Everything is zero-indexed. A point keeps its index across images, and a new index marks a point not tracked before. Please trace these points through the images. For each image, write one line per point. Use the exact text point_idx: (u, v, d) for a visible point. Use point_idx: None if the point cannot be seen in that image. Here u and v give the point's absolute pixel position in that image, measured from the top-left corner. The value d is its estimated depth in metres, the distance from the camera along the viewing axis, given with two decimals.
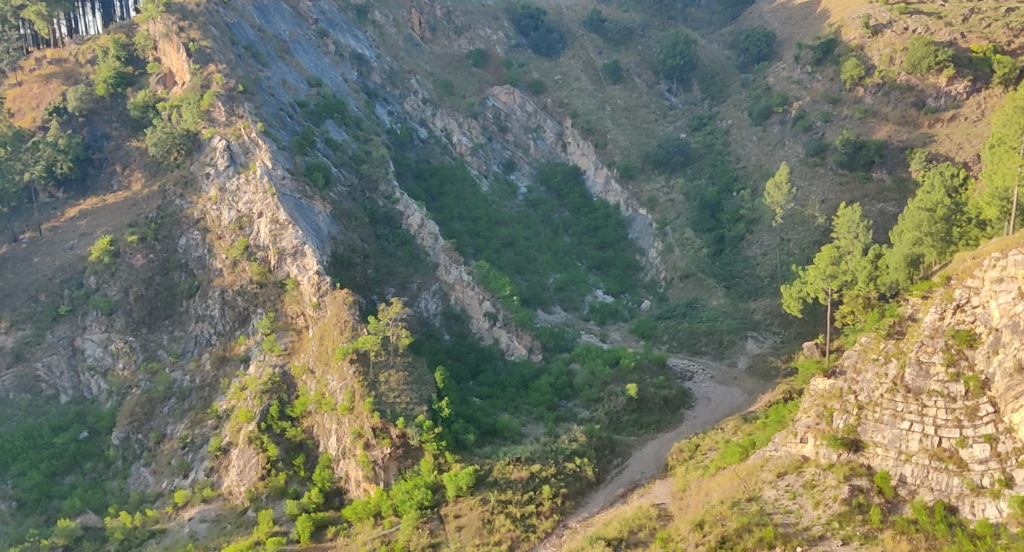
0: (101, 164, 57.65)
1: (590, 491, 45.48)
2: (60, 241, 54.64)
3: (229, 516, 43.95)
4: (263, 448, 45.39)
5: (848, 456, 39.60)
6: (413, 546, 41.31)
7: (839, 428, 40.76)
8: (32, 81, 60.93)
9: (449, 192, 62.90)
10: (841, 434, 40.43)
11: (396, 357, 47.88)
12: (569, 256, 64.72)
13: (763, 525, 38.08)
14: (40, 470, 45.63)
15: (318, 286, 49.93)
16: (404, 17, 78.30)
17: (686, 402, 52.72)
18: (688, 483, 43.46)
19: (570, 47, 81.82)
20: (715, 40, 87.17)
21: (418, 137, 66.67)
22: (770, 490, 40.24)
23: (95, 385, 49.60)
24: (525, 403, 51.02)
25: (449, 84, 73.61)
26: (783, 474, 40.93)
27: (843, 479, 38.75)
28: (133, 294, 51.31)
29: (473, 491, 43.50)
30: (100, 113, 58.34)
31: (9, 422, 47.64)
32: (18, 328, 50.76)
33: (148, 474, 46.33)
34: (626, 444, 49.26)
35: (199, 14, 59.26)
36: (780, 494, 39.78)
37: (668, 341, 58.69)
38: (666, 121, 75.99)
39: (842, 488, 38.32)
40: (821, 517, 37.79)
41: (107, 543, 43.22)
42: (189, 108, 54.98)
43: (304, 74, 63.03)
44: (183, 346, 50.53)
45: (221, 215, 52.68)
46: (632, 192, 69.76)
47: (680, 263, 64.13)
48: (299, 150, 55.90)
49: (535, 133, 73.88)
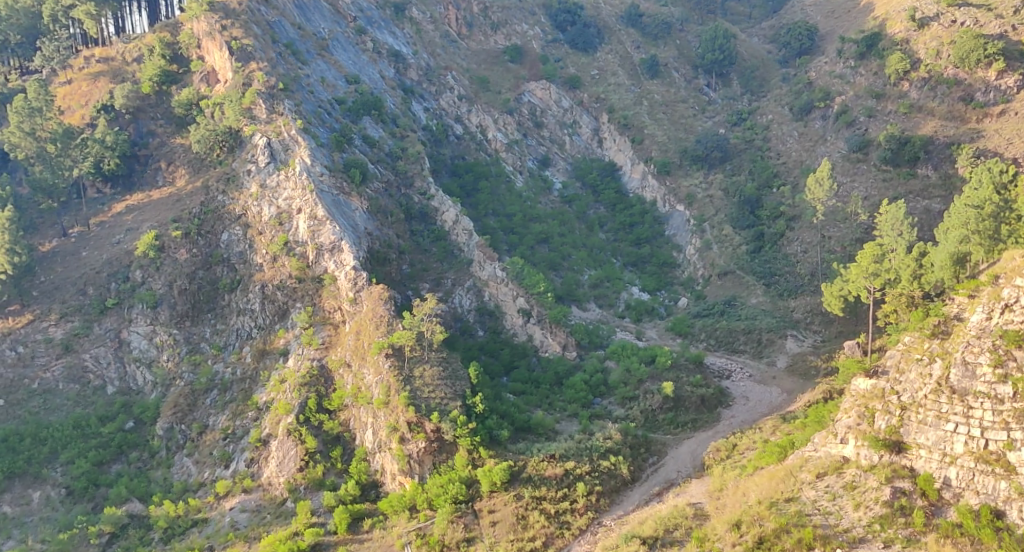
0: (146, 160, 58.76)
1: (625, 489, 45.39)
2: (107, 235, 56.04)
3: (268, 507, 44.75)
4: (301, 440, 46.08)
5: (890, 458, 38.99)
6: (448, 539, 41.67)
7: (880, 429, 40.13)
8: (81, 79, 62.16)
9: (484, 188, 63.18)
10: (883, 435, 39.81)
11: (430, 353, 48.25)
12: (604, 253, 64.43)
13: (802, 526, 37.62)
14: (88, 459, 46.98)
15: (355, 281, 50.47)
16: (441, 13, 78.79)
17: (724, 401, 52.30)
18: (725, 483, 43.13)
19: (607, 43, 81.43)
20: (756, 35, 85.93)
21: (454, 134, 66.94)
22: (810, 490, 39.73)
23: (141, 376, 50.90)
24: (560, 399, 51.02)
25: (485, 80, 73.72)
26: (822, 475, 40.44)
27: (884, 480, 38.20)
28: (177, 288, 52.40)
29: (508, 486, 43.74)
30: (146, 111, 59.49)
31: (58, 412, 49.12)
32: (67, 320, 52.25)
33: (191, 464, 47.25)
34: (663, 443, 48.98)
35: (241, 13, 60.24)
36: (820, 495, 39.27)
37: (704, 340, 58.13)
38: (705, 116, 75.22)
39: (885, 490, 37.75)
40: (861, 519, 37.24)
41: (151, 531, 44.26)
42: (232, 107, 55.96)
43: (342, 71, 63.59)
44: (225, 339, 51.41)
45: (261, 211, 53.32)
46: (669, 188, 69.17)
47: (718, 260, 63.59)
48: (337, 147, 56.46)
49: (571, 129, 73.77)
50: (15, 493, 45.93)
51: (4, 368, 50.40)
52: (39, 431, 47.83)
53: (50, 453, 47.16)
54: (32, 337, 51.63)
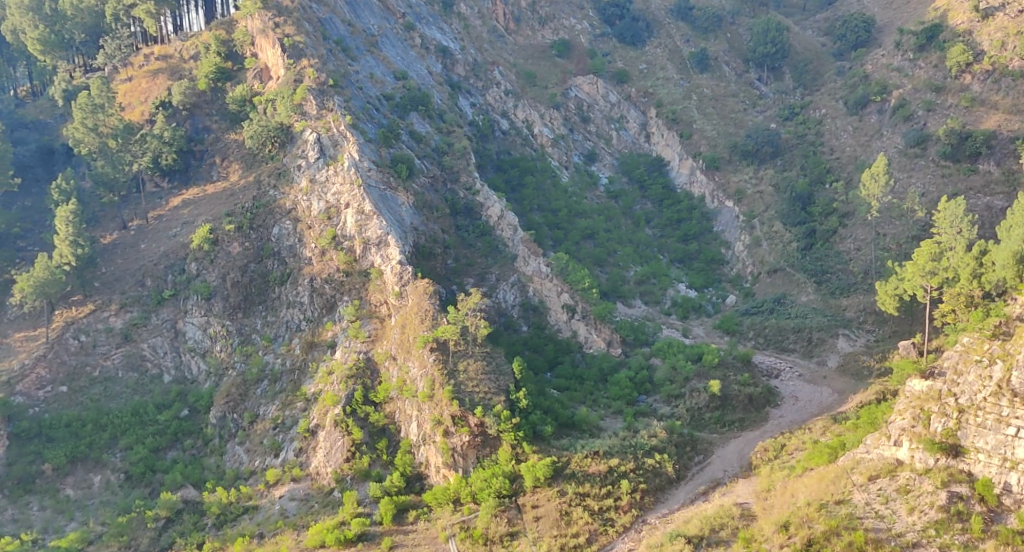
0: (202, 156, 60.09)
1: (670, 488, 45.14)
2: (165, 229, 57.62)
3: (316, 496, 45.60)
4: (348, 431, 46.82)
5: (947, 461, 37.97)
6: (491, 534, 41.99)
7: (936, 431, 39.14)
8: (141, 76, 63.88)
9: (530, 183, 63.17)
10: (939, 438, 38.78)
11: (475, 347, 48.53)
12: (651, 249, 64.00)
13: (852, 529, 36.89)
14: (145, 445, 48.63)
15: (400, 276, 50.98)
16: (489, 8, 78.71)
17: (772, 400, 51.59)
18: (774, 483, 42.62)
19: (656, 37, 80.69)
20: (809, 27, 83.95)
21: (500, 129, 67.09)
22: (860, 493, 38.92)
23: (195, 365, 52.33)
24: (604, 396, 50.94)
25: (532, 75, 73.43)
26: (875, 477, 39.63)
27: (940, 485, 37.25)
28: (230, 281, 53.53)
29: (551, 482, 43.87)
30: (202, 107, 60.89)
31: (118, 399, 50.86)
32: (127, 311, 53.95)
33: (242, 452, 48.40)
34: (709, 441, 48.54)
35: (294, 10, 61.24)
36: (871, 498, 38.44)
37: (753, 338, 57.33)
38: (756, 110, 73.98)
39: (940, 495, 36.83)
40: (915, 523, 36.40)
41: (204, 517, 45.51)
42: (284, 103, 56.90)
43: (391, 67, 64.21)
44: (275, 330, 52.31)
45: (311, 205, 54.14)
46: (718, 183, 68.28)
47: (768, 257, 62.66)
48: (384, 143, 57.10)
49: (618, 123, 73.40)
50: (77, 477, 47.74)
51: (67, 356, 52.25)
52: (100, 417, 49.67)
53: (110, 439, 48.99)
54: (93, 327, 53.44)
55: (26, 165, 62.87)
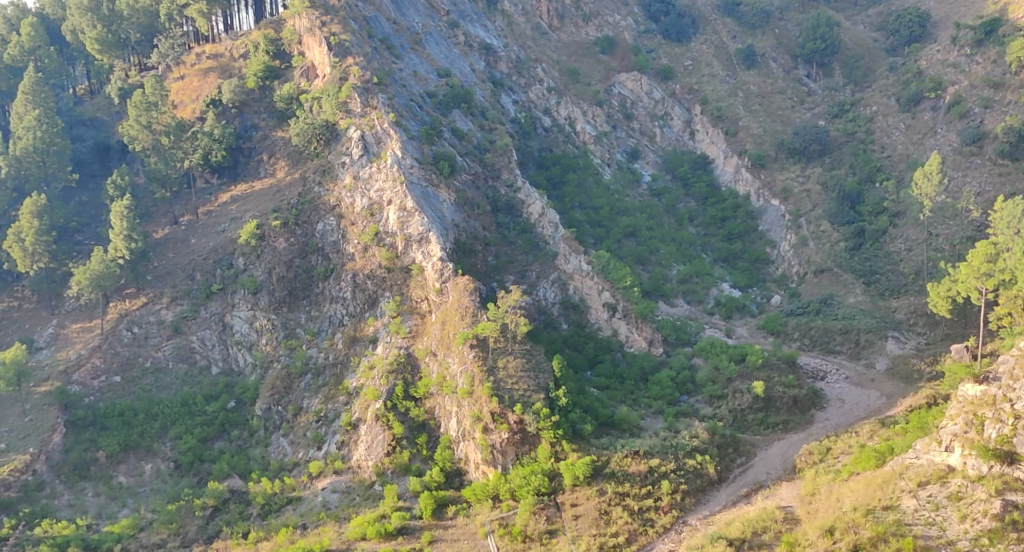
0: (250, 153, 61.23)
1: (711, 489, 44.67)
2: (214, 224, 58.83)
3: (357, 488, 46.17)
4: (389, 426, 47.31)
5: (1001, 469, 37.10)
6: (530, 531, 42.08)
7: (990, 438, 38.25)
8: (192, 75, 65.47)
9: (572, 180, 62.93)
10: (993, 444, 37.96)
11: (514, 344, 48.62)
12: (694, 247, 63.26)
13: (901, 535, 36.04)
14: (194, 435, 49.83)
15: (441, 272, 51.32)
16: (533, 5, 78.81)
17: (817, 403, 50.73)
18: (818, 487, 41.98)
19: (702, 33, 79.67)
20: (861, 22, 82.01)
21: (542, 126, 67.01)
22: (909, 499, 38.03)
23: (242, 358, 53.33)
24: (645, 395, 50.61)
25: (575, 71, 73.38)
26: (924, 483, 38.69)
27: (994, 493, 36.36)
28: (276, 275, 54.38)
29: (591, 481, 43.73)
30: (250, 105, 62.18)
31: (168, 390, 52.21)
32: (177, 304, 55.27)
33: (287, 444, 49.26)
34: (752, 443, 47.90)
35: (340, 9, 62.07)
36: (920, 504, 37.54)
37: (798, 339, 56.34)
38: (804, 107, 72.65)
39: (994, 503, 35.93)
40: (967, 531, 35.57)
41: (250, 507, 46.43)
42: (330, 100, 57.64)
43: (434, 65, 64.66)
44: (319, 325, 53.11)
45: (354, 202, 54.77)
46: (764, 181, 67.15)
47: (815, 257, 61.39)
48: (427, 140, 57.54)
49: (662, 121, 72.82)
50: (129, 464, 49.10)
51: (121, 347, 53.74)
52: (152, 407, 51.09)
53: (161, 428, 50.32)
54: (145, 319, 54.90)
55: (84, 160, 64.78)
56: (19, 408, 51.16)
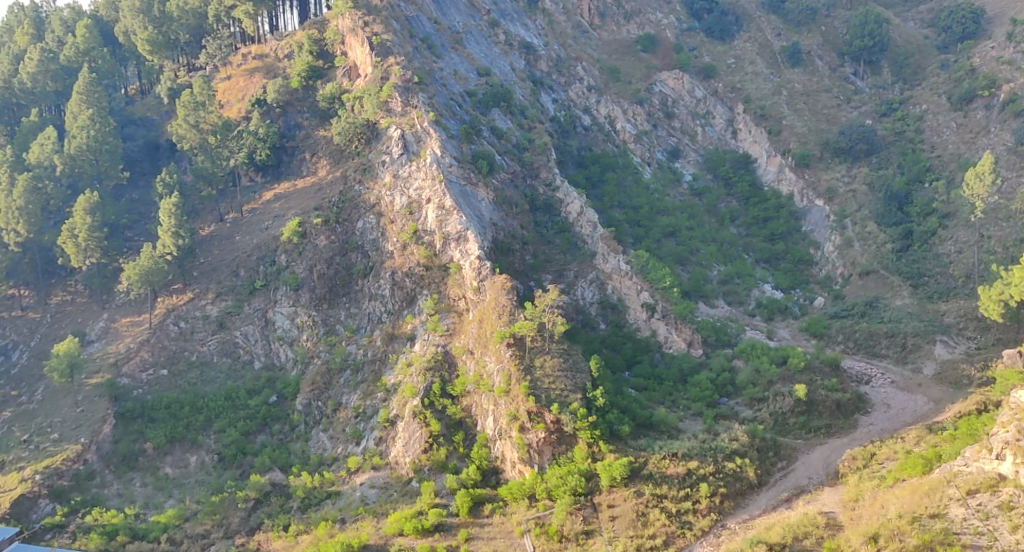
0: (293, 152, 62.03)
1: (751, 493, 44.08)
2: (257, 222, 59.80)
3: (395, 485, 46.58)
4: (426, 423, 47.58)
5: None
6: (566, 531, 41.96)
7: None
8: (239, 75, 66.72)
9: (611, 179, 62.63)
10: None
11: (552, 344, 48.52)
12: (735, 248, 62.43)
13: (948, 545, 35.31)
14: (237, 428, 50.75)
15: (479, 271, 51.47)
16: (574, 4, 78.72)
17: (861, 407, 49.69)
18: (862, 493, 41.31)
19: (746, 30, 78.53)
20: (911, 19, 80.13)
21: (582, 125, 66.81)
22: (958, 507, 37.11)
23: (283, 353, 54.09)
24: (683, 397, 50.09)
25: (616, 70, 73.22)
26: (973, 492, 37.62)
27: None
28: (317, 272, 55.11)
29: (628, 482, 43.46)
30: (294, 105, 62.98)
31: (213, 384, 53.26)
32: (222, 299, 56.32)
33: (326, 439, 49.90)
34: (793, 447, 47.10)
35: (383, 9, 62.70)
36: (969, 513, 36.65)
37: (842, 342, 55.30)
38: (851, 105, 71.15)
39: None
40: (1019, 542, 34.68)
41: (290, 500, 47.11)
42: (371, 100, 58.28)
43: (475, 64, 64.77)
44: (358, 322, 53.69)
45: (394, 200, 55.14)
46: (808, 181, 66.02)
47: (860, 258, 60.43)
48: (466, 139, 57.74)
49: (704, 119, 71.76)
50: (175, 456, 50.20)
51: (168, 341, 54.96)
52: (197, 400, 52.20)
53: (206, 421, 51.39)
54: (191, 314, 56.05)
55: (134, 159, 66.32)
56: (72, 399, 52.42)
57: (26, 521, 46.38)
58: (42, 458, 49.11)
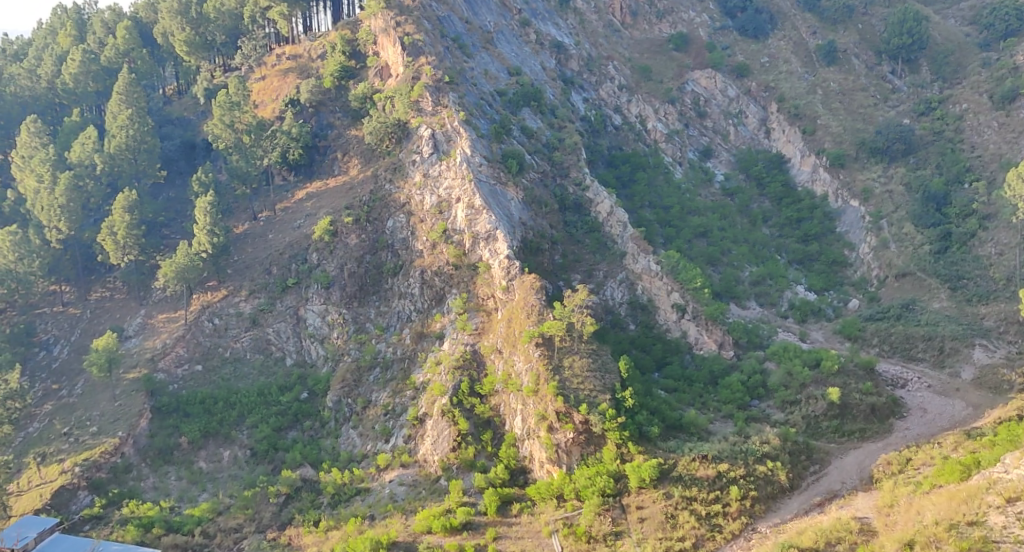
0: (325, 151, 62.64)
1: (783, 497, 43.51)
2: (290, 221, 60.43)
3: (424, 483, 46.76)
4: (454, 421, 47.68)
5: None
6: (595, 532, 41.78)
7: None
8: (273, 75, 67.54)
9: (641, 179, 62.31)
10: None
11: (581, 344, 48.36)
12: (768, 248, 61.63)
13: None
14: (269, 424, 51.36)
15: (508, 270, 51.48)
16: (606, 2, 78.26)
17: (897, 411, 48.77)
18: (897, 499, 40.65)
19: (780, 29, 77.54)
20: (952, 16, 78.67)
21: (613, 124, 66.50)
22: (997, 515, 36.25)
23: (314, 351, 54.60)
24: (714, 399, 49.57)
25: (648, 69, 72.56)
26: (1014, 500, 36.75)
27: None
28: (347, 271, 55.53)
29: (657, 484, 43.13)
30: (326, 104, 63.55)
31: (246, 380, 53.94)
32: (255, 296, 56.96)
33: (356, 436, 50.29)
34: (826, 451, 46.39)
35: (414, 9, 62.94)
36: (1009, 521, 35.78)
37: (877, 345, 54.53)
38: (888, 105, 70.10)
39: None
40: None
41: (321, 496, 47.53)
42: (401, 100, 58.50)
43: (505, 64, 64.82)
44: (388, 320, 54.03)
45: (424, 199, 55.41)
46: (843, 181, 65.14)
47: (896, 259, 59.32)
48: (496, 138, 57.73)
49: (736, 119, 71.04)
50: (209, 450, 50.96)
51: (203, 337, 55.77)
52: (230, 395, 52.91)
53: (239, 416, 52.10)
54: (225, 311, 56.74)
55: (171, 158, 67.44)
56: (110, 393, 53.45)
57: (66, 512, 47.36)
58: (82, 450, 50.15)
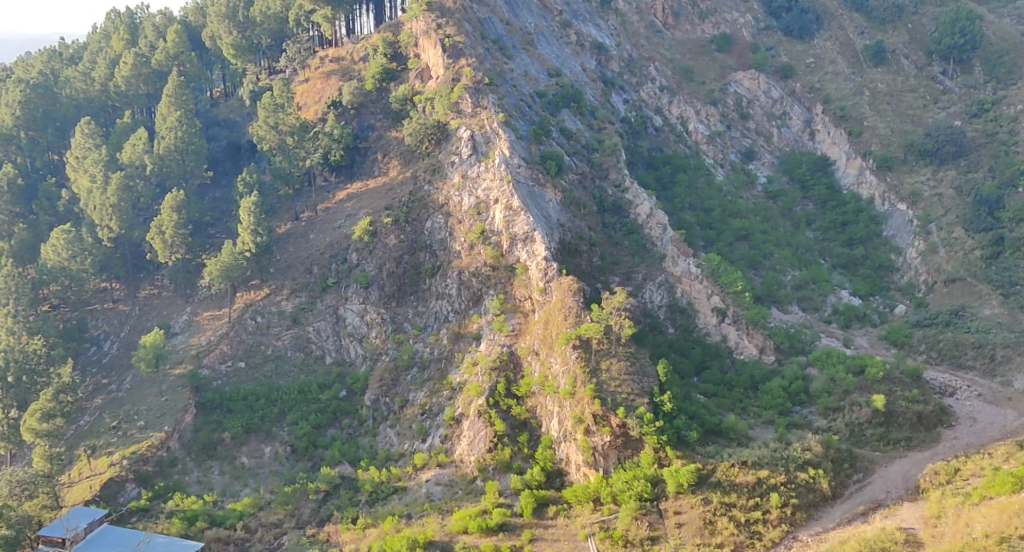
0: (366, 152, 63.29)
1: (825, 505, 42.65)
2: (330, 221, 61.04)
3: (460, 483, 46.87)
4: (490, 422, 47.70)
5: None
6: (632, 536, 41.46)
7: None
8: (316, 77, 68.49)
9: (682, 181, 61.69)
10: None
11: (618, 347, 47.94)
12: (811, 252, 60.56)
13: None
14: (309, 421, 51.97)
15: (546, 271, 51.32)
16: (648, 3, 77.45)
17: (945, 420, 47.56)
18: (944, 510, 39.76)
19: (827, 29, 76.29)
20: (1006, 15, 76.76)
21: (653, 125, 65.99)
22: None
23: (353, 349, 55.08)
24: (754, 405, 48.74)
25: (689, 70, 71.70)
26: None
27: None
28: (386, 271, 55.91)
29: (695, 489, 42.58)
30: (367, 106, 64.25)
31: (287, 377, 54.58)
32: (296, 295, 57.59)
33: (393, 435, 50.59)
34: (870, 460, 45.26)
35: (456, 11, 63.17)
36: None
37: (925, 352, 53.29)
38: (938, 106, 68.76)
39: None
40: None
41: (359, 493, 47.88)
42: (441, 101, 58.86)
43: (546, 65, 64.79)
44: (425, 320, 54.28)
45: (462, 201, 55.62)
46: (890, 184, 63.99)
47: (946, 265, 58.30)
48: (535, 140, 57.73)
49: (780, 120, 69.88)
50: (251, 446, 51.63)
51: (246, 334, 56.49)
52: (271, 392, 53.55)
53: (280, 413, 52.76)
54: (267, 309, 57.44)
55: (217, 159, 68.76)
56: (157, 388, 54.55)
57: (114, 504, 48.36)
58: (130, 444, 51.23)
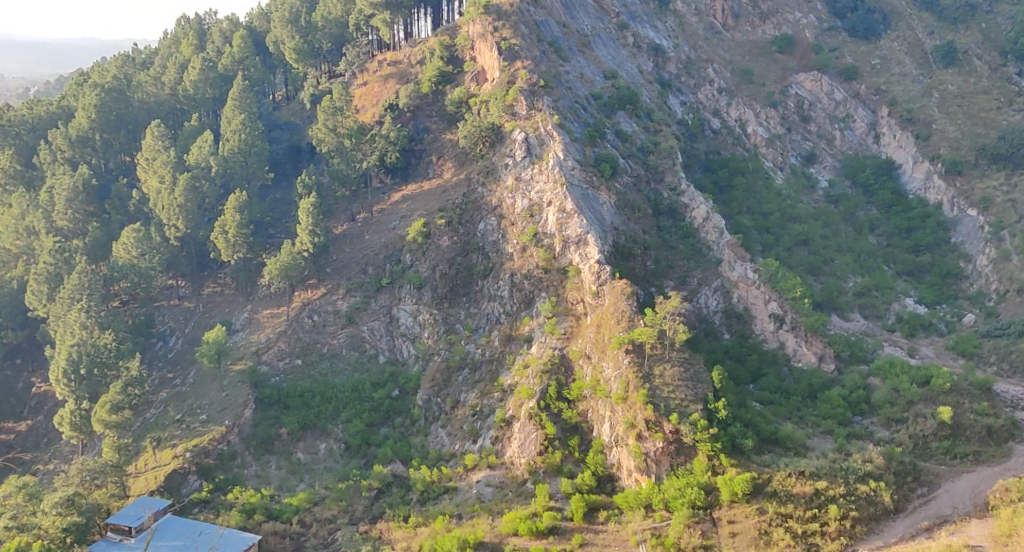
0: (421, 154, 64.01)
1: (887, 519, 41.25)
2: (386, 222, 61.72)
3: (511, 484, 46.85)
4: (541, 425, 47.48)
5: None
6: (684, 543, 40.67)
7: None
8: (375, 81, 69.38)
9: (740, 185, 60.56)
10: None
11: (672, 352, 47.26)
12: (875, 259, 58.95)
13: None
14: (362, 419, 52.57)
15: (598, 274, 50.97)
16: (708, 4, 75.99)
17: (1017, 435, 45.70)
18: (1015, 528, 38.10)
19: (894, 29, 74.76)
20: None
21: (711, 127, 64.87)
22: None
23: (406, 349, 55.58)
24: (812, 414, 47.42)
25: (749, 72, 70.28)
26: None
27: None
28: (439, 272, 56.20)
29: (750, 498, 41.67)
30: (424, 109, 65.07)
31: (342, 375, 55.34)
32: (351, 295, 58.30)
33: (444, 435, 50.79)
34: (936, 473, 43.63)
35: (513, 14, 63.19)
36: None
37: (995, 364, 51.12)
38: (1013, 108, 65.52)
39: None
40: None
41: (410, 492, 48.14)
42: (496, 103, 58.83)
43: (602, 66, 64.45)
44: (477, 321, 54.48)
45: (515, 203, 55.73)
46: (959, 189, 62.12)
47: (1018, 273, 55.95)
48: (590, 142, 57.49)
49: (843, 123, 68.47)
50: (307, 442, 52.44)
51: (302, 333, 57.40)
52: (326, 390, 54.39)
53: (335, 410, 53.51)
54: (324, 308, 58.32)
55: (278, 161, 70.28)
56: (219, 383, 55.75)
57: (177, 494, 49.58)
58: (192, 436, 52.47)
